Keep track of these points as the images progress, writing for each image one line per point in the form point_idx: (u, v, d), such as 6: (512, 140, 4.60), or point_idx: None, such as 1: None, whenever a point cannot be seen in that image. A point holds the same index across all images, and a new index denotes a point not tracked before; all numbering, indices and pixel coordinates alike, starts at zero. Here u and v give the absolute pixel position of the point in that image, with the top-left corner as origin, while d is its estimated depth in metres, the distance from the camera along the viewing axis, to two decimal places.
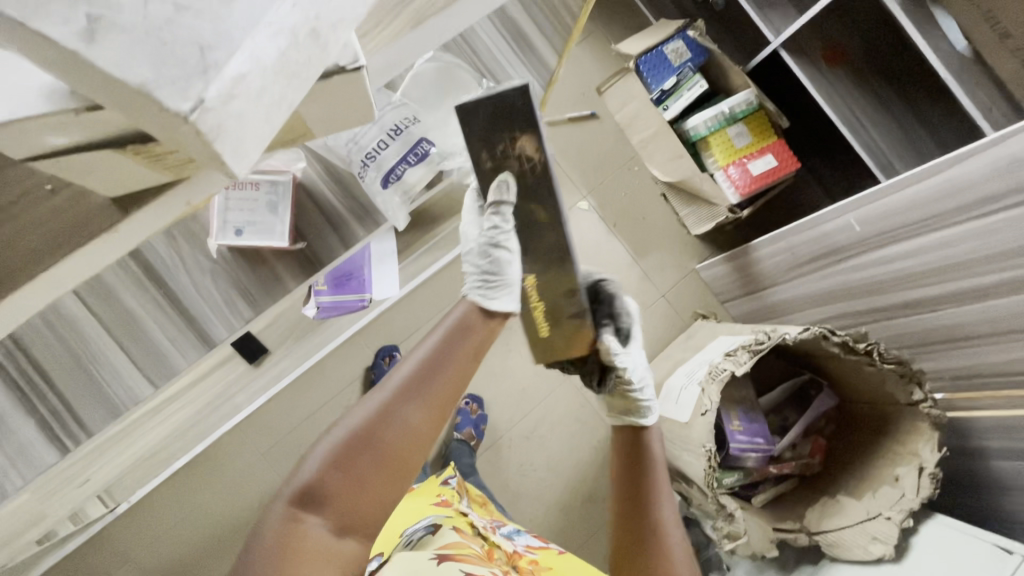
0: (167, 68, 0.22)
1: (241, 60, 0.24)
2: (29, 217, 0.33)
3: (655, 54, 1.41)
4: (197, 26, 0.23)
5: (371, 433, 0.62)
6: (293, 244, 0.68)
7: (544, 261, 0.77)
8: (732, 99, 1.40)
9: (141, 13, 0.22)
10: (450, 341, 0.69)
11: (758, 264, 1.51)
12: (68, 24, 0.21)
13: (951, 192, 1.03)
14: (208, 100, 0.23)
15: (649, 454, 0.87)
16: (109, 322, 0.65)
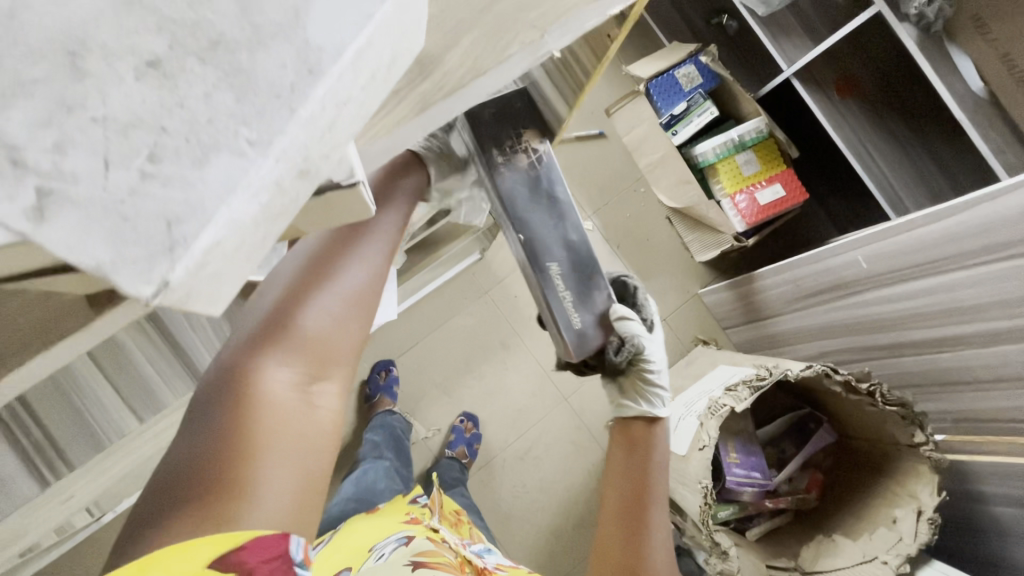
0: (128, 246, 0.17)
1: (218, 226, 0.18)
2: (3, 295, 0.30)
3: (666, 78, 1.40)
4: (168, 194, 0.17)
5: (318, 275, 0.55)
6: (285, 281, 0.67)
7: (577, 268, 0.75)
8: (742, 128, 1.39)
9: (99, 184, 0.17)
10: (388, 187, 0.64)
11: (761, 293, 1.50)
12: (13, 201, 0.16)
13: (961, 236, 1.01)
14: (174, 284, 0.17)
15: (652, 451, 0.89)
16: (110, 360, 0.65)
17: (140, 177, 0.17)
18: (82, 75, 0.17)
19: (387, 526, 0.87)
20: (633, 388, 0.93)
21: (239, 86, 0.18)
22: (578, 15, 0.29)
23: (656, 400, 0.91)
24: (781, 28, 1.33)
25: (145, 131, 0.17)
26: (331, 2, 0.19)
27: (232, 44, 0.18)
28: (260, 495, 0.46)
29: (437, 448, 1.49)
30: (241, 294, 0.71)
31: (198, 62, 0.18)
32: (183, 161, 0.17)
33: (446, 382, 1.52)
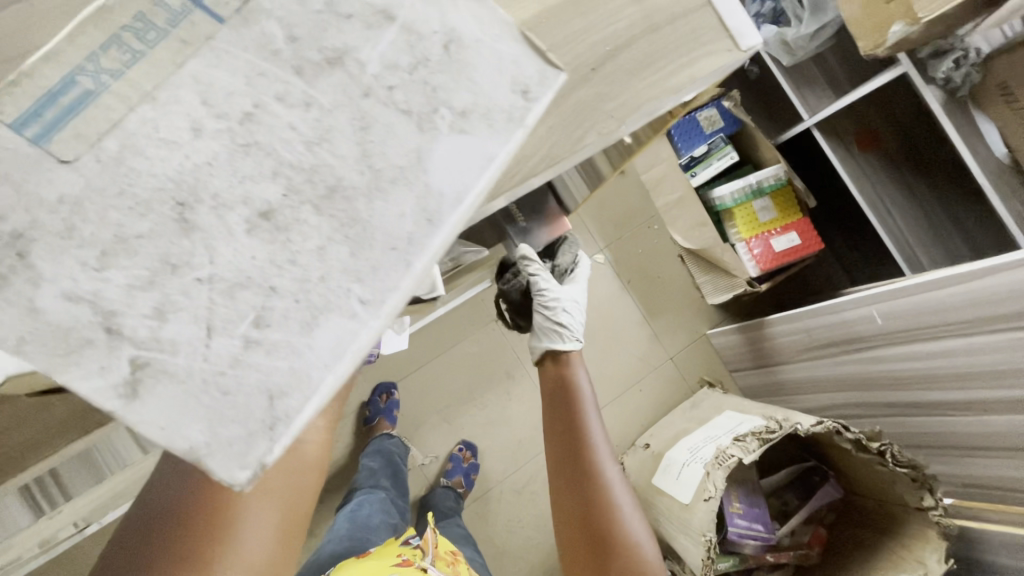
0: (226, 429, 0.25)
1: (309, 404, 0.25)
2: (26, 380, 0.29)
3: (689, 120, 1.39)
4: (268, 376, 0.25)
5: None
6: None
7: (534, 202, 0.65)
8: (761, 173, 1.38)
9: (203, 356, 0.25)
10: None
11: (770, 340, 1.48)
12: (111, 375, 0.25)
13: (977, 302, 0.99)
14: (267, 463, 0.25)
15: (578, 391, 0.81)
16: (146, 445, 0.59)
17: (248, 329, 0.25)
18: (191, 230, 0.26)
19: (377, 568, 0.84)
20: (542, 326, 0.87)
21: (345, 225, 0.27)
22: (656, 102, 0.33)
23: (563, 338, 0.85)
24: (807, 81, 1.32)
25: (259, 281, 0.26)
26: (459, 130, 0.28)
27: (347, 188, 0.27)
28: (241, 554, 0.50)
29: (435, 475, 1.46)
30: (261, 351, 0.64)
31: (311, 208, 0.27)
32: (290, 330, 0.26)
33: (449, 409, 1.50)
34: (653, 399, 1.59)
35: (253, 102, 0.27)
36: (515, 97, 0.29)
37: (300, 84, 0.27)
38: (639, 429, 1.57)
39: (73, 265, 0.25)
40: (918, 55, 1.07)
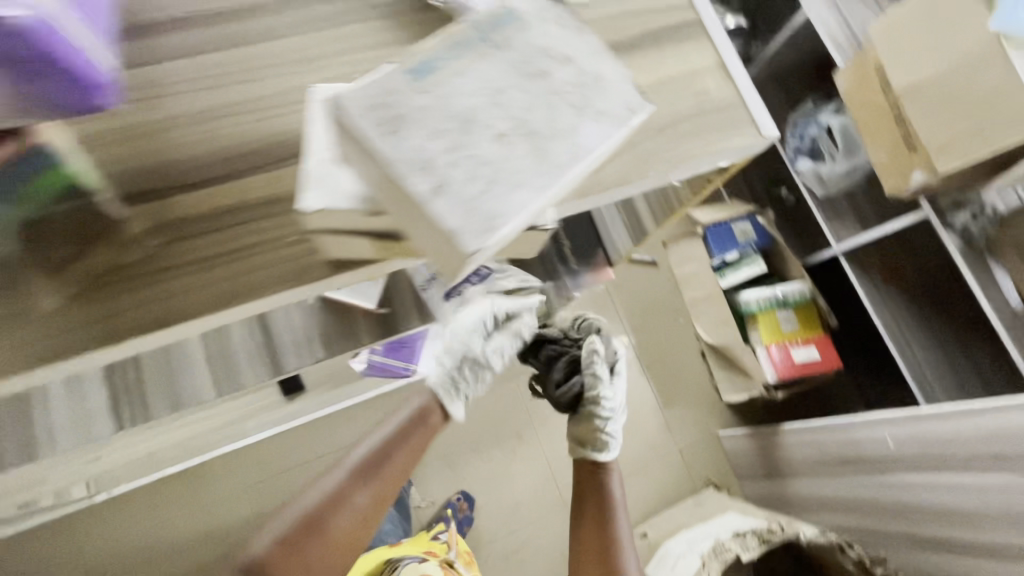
0: (469, 220, 0.29)
1: (510, 228, 0.30)
2: (257, 258, 0.36)
3: (724, 228, 1.53)
4: (493, 201, 0.30)
5: (324, 513, 0.60)
6: (378, 307, 0.66)
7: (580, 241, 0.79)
8: (787, 287, 1.47)
9: (464, 182, 0.30)
10: (394, 436, 0.70)
11: (782, 450, 1.49)
12: (422, 183, 0.29)
13: (987, 439, 1.02)
14: (483, 249, 0.29)
15: (608, 497, 0.81)
16: (327, 354, 0.67)
17: (487, 178, 0.30)
18: (467, 124, 0.31)
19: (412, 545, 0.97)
20: (586, 428, 0.81)
21: (538, 148, 0.31)
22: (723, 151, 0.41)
23: (608, 441, 0.80)
24: (836, 213, 1.45)
25: (493, 156, 0.30)
26: (607, 121, 0.33)
27: (538, 129, 0.32)
28: None
29: (429, 520, 1.47)
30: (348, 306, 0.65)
31: (524, 132, 0.31)
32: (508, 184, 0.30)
33: (455, 457, 1.52)
34: (657, 489, 1.59)
35: (504, 84, 0.32)
36: (624, 111, 0.34)
37: (542, 56, 0.33)
38: (639, 517, 1.55)
39: (416, 130, 0.30)
40: (937, 202, 1.19)
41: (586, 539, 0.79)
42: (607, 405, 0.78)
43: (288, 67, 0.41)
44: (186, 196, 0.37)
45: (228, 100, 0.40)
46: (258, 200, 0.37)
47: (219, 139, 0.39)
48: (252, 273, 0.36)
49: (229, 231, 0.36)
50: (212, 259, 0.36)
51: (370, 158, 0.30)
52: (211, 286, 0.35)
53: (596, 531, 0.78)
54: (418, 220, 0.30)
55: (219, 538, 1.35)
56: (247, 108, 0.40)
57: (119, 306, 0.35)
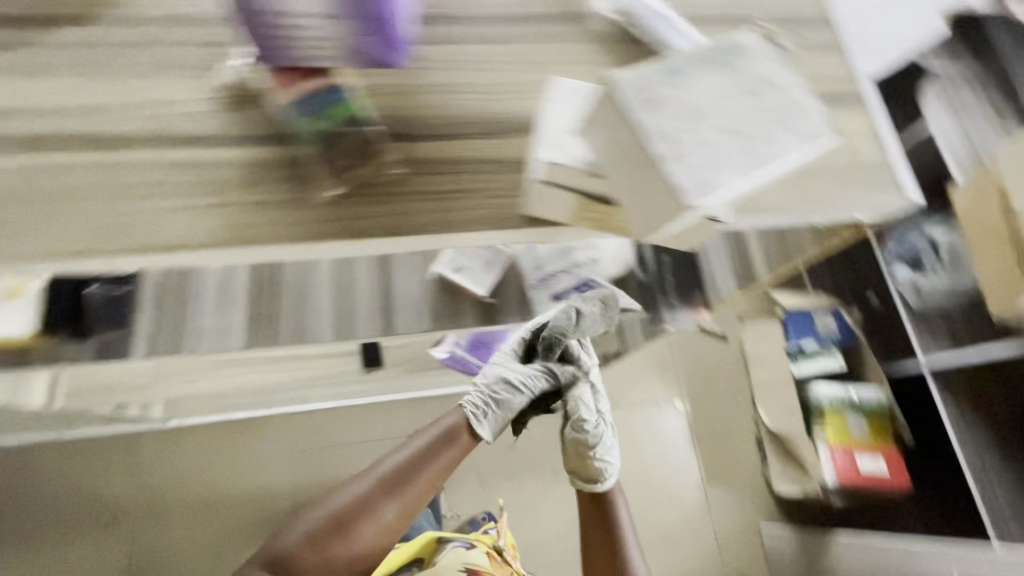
0: (690, 177, 0.29)
1: (722, 196, 0.29)
2: (467, 202, 0.38)
3: (804, 316, 1.43)
4: (715, 169, 0.29)
5: (350, 518, 0.74)
6: (487, 294, 0.74)
7: (683, 277, 0.81)
8: (862, 390, 1.36)
9: (692, 146, 0.29)
10: (414, 460, 0.77)
11: (828, 561, 1.40)
12: (656, 140, 0.29)
13: None
14: (697, 206, 0.28)
15: (615, 512, 0.91)
16: (433, 326, 0.76)
17: (714, 147, 0.30)
18: (703, 102, 0.31)
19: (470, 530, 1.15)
20: (581, 461, 0.89)
21: (766, 135, 0.30)
22: (884, 204, 0.43)
23: (604, 473, 0.89)
24: (927, 325, 1.24)
25: (721, 133, 0.30)
26: (836, 128, 0.32)
27: (769, 119, 0.31)
28: None
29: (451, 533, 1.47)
30: (457, 283, 0.76)
31: (756, 118, 0.31)
32: (732, 158, 0.30)
33: (490, 475, 1.53)
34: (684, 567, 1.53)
35: (745, 77, 0.32)
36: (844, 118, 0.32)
37: (780, 61, 0.33)
38: None
39: (656, 98, 0.31)
40: None
41: (598, 552, 0.91)
42: (589, 430, 0.85)
43: None
44: (424, 142, 0.38)
45: (451, 47, 0.41)
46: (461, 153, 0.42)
47: (466, 90, 0.40)
48: (454, 215, 0.37)
49: (451, 177, 0.38)
50: (427, 195, 0.37)
51: (622, 125, 0.31)
52: (424, 215, 0.37)
53: (606, 538, 0.90)
54: (643, 177, 0.30)
55: (258, 493, 1.39)
56: (480, 62, 0.41)
57: (349, 221, 0.36)
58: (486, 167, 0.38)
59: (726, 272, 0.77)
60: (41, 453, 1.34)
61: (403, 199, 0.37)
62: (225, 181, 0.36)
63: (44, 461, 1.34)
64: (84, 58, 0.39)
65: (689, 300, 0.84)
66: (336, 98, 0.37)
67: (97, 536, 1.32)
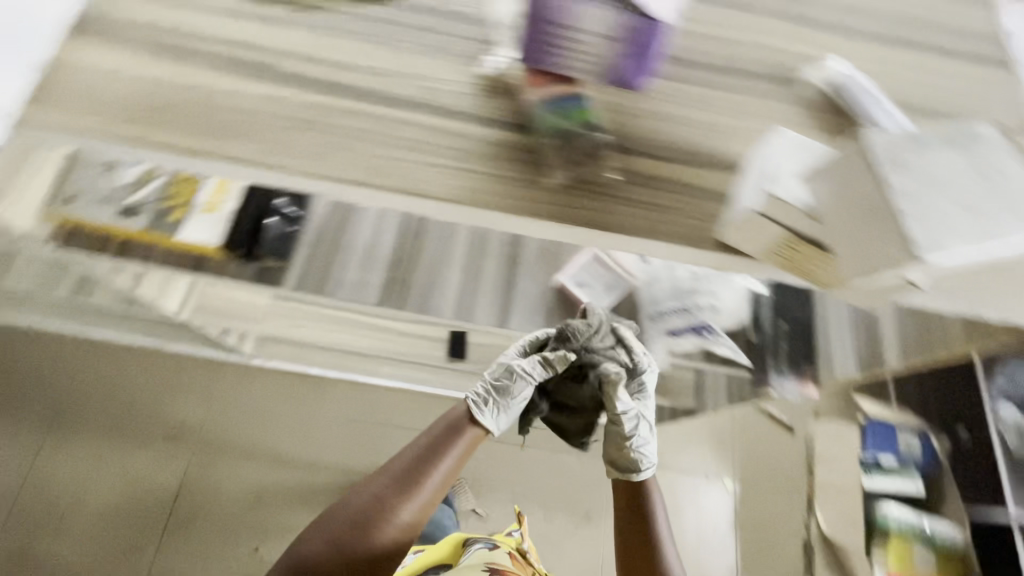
0: (920, 229, 0.41)
1: (942, 253, 0.41)
2: (677, 217, 0.46)
3: (882, 427, 1.13)
4: (941, 230, 0.41)
5: (368, 518, 0.61)
6: (603, 314, 0.79)
7: (797, 343, 0.81)
8: (941, 524, 1.04)
9: (930, 207, 0.41)
10: (434, 447, 0.64)
11: None
12: (904, 194, 0.42)
13: None
14: (920, 255, 0.40)
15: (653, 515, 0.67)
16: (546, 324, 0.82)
17: (946, 213, 0.41)
18: (952, 173, 0.43)
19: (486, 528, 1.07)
20: (610, 446, 0.69)
21: (987, 216, 0.42)
22: None
23: (642, 459, 0.68)
24: None
25: (958, 204, 0.42)
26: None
27: (988, 206, 0.42)
28: None
29: None
30: (575, 297, 0.81)
31: (982, 203, 0.42)
32: (960, 221, 0.41)
33: None
34: None
35: (982, 169, 0.43)
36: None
37: (1004, 170, 0.44)
38: None
39: (919, 159, 0.43)
40: None
41: None
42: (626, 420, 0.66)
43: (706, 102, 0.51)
44: (642, 160, 0.47)
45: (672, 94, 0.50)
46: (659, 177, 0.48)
47: (670, 143, 0.49)
48: (662, 225, 0.46)
49: (664, 194, 0.46)
50: (640, 202, 0.46)
51: (867, 177, 0.42)
52: (636, 217, 0.45)
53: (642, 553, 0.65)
54: (876, 226, 0.42)
55: (307, 454, 1.31)
56: (694, 113, 0.50)
57: (572, 206, 0.45)
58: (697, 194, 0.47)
59: (849, 348, 0.79)
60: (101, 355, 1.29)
61: (620, 200, 0.46)
62: (481, 155, 0.45)
63: (107, 360, 1.29)
64: (379, 37, 0.47)
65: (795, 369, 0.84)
66: (576, 104, 0.45)
67: (140, 452, 1.27)
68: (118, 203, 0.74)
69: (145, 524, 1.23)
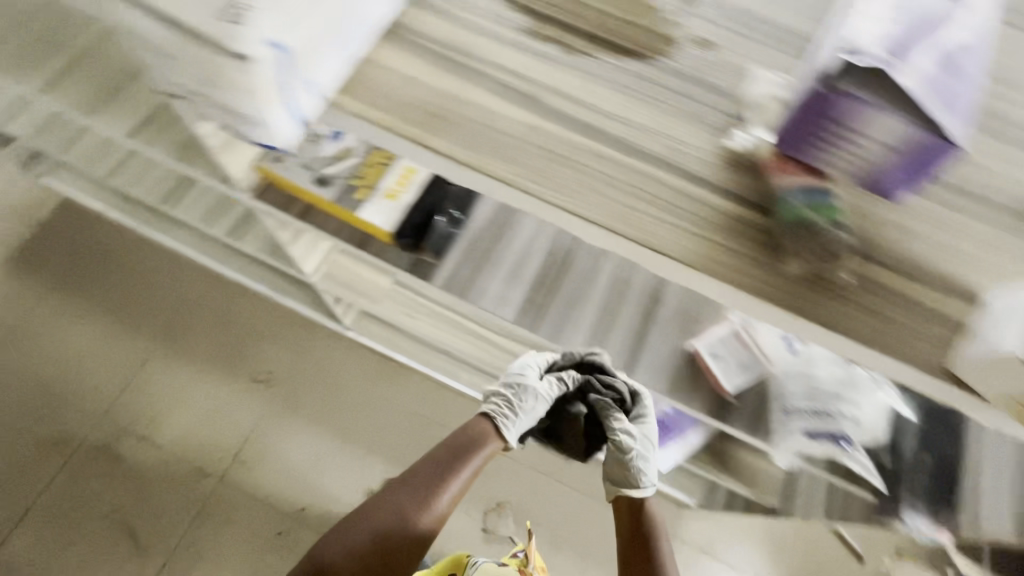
0: None
1: None
2: (900, 328, 0.42)
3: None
4: None
5: (397, 508, 0.69)
6: (732, 393, 0.77)
7: (939, 479, 0.75)
8: None
9: None
10: (458, 451, 0.74)
11: None
12: None
13: None
14: None
15: (659, 537, 0.70)
16: (668, 392, 0.80)
17: None
18: None
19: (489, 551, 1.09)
20: (613, 464, 0.75)
21: None
22: None
23: (643, 476, 0.74)
24: None
25: None
26: None
27: None
28: None
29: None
30: (706, 369, 0.78)
31: None
32: None
33: (562, 540, 1.49)
34: None
35: None
36: None
37: None
38: None
39: None
40: None
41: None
42: (628, 443, 0.73)
43: (969, 199, 0.45)
44: (873, 262, 0.43)
45: (925, 194, 0.45)
46: (902, 275, 0.43)
47: (914, 246, 0.44)
48: (880, 333, 0.41)
49: (891, 302, 0.42)
50: (863, 306, 0.42)
51: None
52: (855, 320, 0.42)
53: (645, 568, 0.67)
54: None
55: (373, 440, 1.54)
56: (949, 219, 0.44)
57: (788, 293, 0.42)
58: (932, 309, 0.42)
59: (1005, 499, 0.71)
60: (247, 306, 1.64)
61: (842, 298, 0.42)
62: (707, 219, 0.44)
63: (253, 308, 1.64)
64: (638, 85, 0.49)
65: (936, 513, 0.74)
66: (823, 198, 0.44)
67: (241, 388, 1.56)
68: (317, 172, 0.82)
69: (223, 450, 1.50)
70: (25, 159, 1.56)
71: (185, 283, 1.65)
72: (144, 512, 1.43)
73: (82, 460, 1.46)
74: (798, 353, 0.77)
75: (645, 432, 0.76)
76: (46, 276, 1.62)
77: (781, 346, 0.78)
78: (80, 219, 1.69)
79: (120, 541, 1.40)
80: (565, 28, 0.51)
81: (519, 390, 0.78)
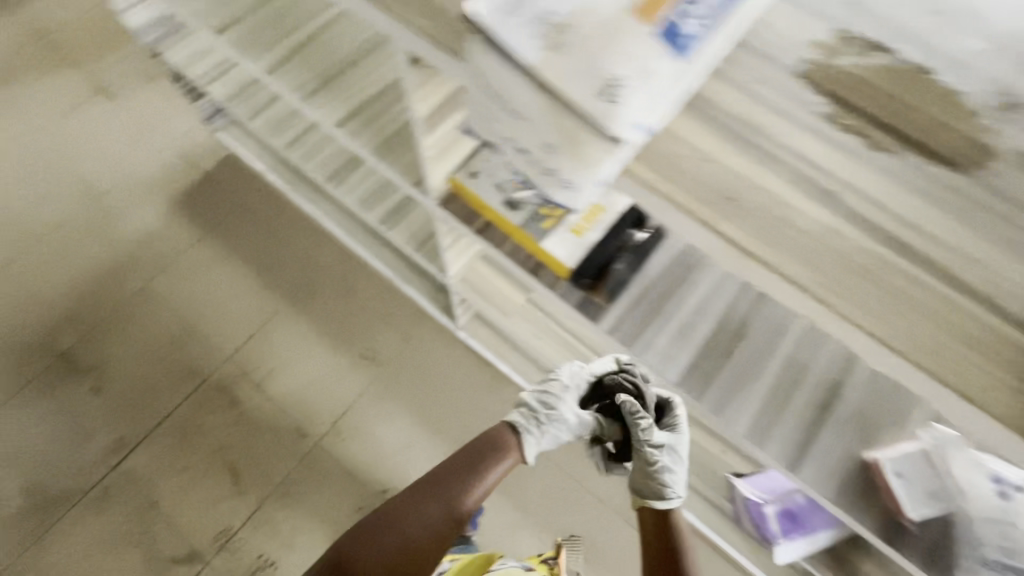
0: None
1: None
2: None
3: None
4: None
5: (440, 489, 0.80)
6: (912, 520, 0.69)
7: None
8: None
9: None
10: (491, 449, 0.87)
11: None
12: None
13: None
14: None
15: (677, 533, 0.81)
16: (834, 499, 0.72)
17: None
18: None
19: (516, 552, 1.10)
20: (640, 478, 0.88)
21: None
22: None
23: (669, 489, 0.86)
24: None
25: None
26: None
27: None
28: None
29: None
30: (884, 484, 0.71)
31: None
32: None
33: None
34: None
35: None
36: None
37: None
38: None
39: None
40: None
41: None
42: (657, 454, 0.87)
43: None
44: None
45: None
46: None
47: None
48: None
49: None
50: None
51: None
52: None
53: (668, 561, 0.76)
54: None
55: (462, 438, 1.55)
56: None
57: None
58: None
59: None
60: (366, 283, 1.71)
61: None
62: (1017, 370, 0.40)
63: (371, 286, 1.70)
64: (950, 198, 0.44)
65: None
66: None
67: (348, 359, 1.63)
68: (507, 195, 0.81)
69: (324, 415, 1.57)
70: (209, 115, 1.73)
71: (316, 250, 1.74)
72: (247, 453, 1.53)
73: (204, 393, 1.59)
74: (1011, 498, 0.66)
75: (672, 447, 0.88)
76: (201, 220, 1.77)
77: (982, 485, 0.68)
78: (236, 173, 1.83)
79: (224, 476, 1.51)
80: (872, 120, 0.46)
81: (541, 411, 0.93)
